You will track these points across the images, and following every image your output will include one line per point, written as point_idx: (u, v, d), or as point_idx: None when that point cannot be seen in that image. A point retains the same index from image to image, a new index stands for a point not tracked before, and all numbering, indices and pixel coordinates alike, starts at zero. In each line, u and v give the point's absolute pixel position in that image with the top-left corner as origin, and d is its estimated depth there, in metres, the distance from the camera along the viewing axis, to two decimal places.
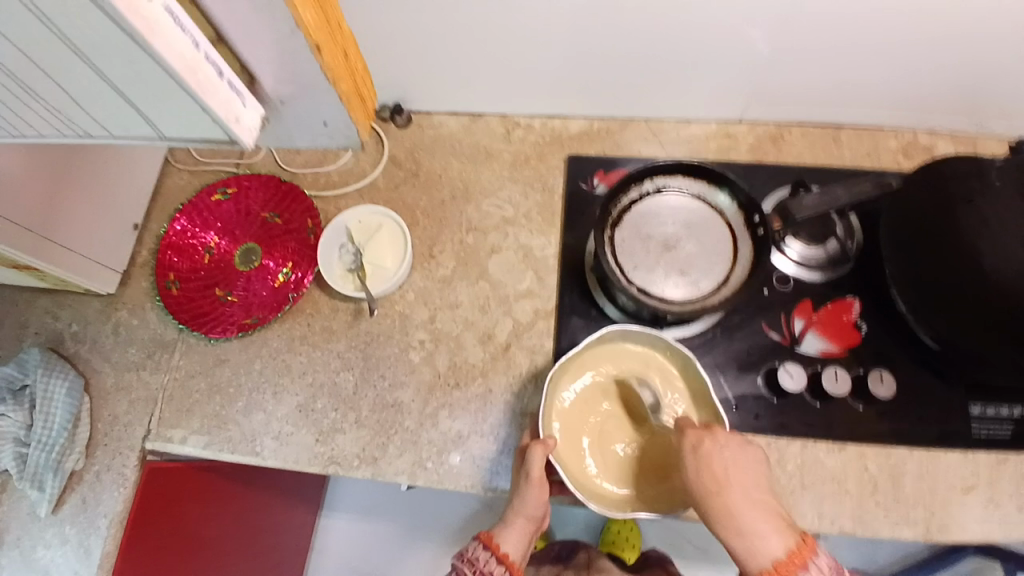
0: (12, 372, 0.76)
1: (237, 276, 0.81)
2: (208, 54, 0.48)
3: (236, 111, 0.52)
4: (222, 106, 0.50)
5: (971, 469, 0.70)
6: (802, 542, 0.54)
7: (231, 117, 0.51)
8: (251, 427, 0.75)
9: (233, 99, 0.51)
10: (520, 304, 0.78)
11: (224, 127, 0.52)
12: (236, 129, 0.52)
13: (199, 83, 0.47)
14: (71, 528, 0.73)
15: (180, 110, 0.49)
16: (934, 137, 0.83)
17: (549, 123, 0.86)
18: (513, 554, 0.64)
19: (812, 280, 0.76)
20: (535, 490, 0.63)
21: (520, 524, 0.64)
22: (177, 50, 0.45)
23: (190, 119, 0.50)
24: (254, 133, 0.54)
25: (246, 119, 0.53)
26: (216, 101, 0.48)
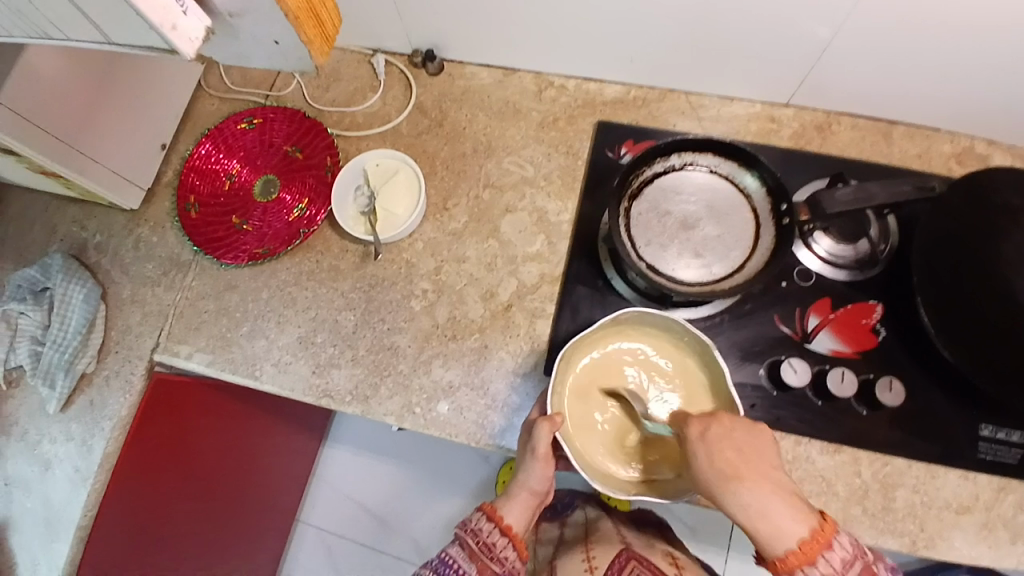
0: (35, 274, 0.80)
1: (255, 206, 0.82)
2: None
3: (170, 14, 0.38)
4: (151, 6, 0.37)
5: (970, 491, 0.67)
6: (822, 523, 0.53)
7: (168, 24, 0.38)
8: (252, 352, 0.77)
9: (171, 2, 0.38)
10: (528, 266, 0.77)
11: (156, 32, 0.39)
12: (171, 39, 0.39)
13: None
14: (76, 426, 0.78)
15: (104, 1, 0.37)
16: (990, 146, 0.77)
17: (583, 86, 0.83)
18: (516, 526, 0.66)
19: (836, 280, 0.72)
20: (542, 464, 0.63)
21: (523, 497, 0.65)
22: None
23: (115, 8, 0.38)
24: (197, 43, 0.40)
25: (183, 25, 0.39)
26: (157, 11, 0.37)
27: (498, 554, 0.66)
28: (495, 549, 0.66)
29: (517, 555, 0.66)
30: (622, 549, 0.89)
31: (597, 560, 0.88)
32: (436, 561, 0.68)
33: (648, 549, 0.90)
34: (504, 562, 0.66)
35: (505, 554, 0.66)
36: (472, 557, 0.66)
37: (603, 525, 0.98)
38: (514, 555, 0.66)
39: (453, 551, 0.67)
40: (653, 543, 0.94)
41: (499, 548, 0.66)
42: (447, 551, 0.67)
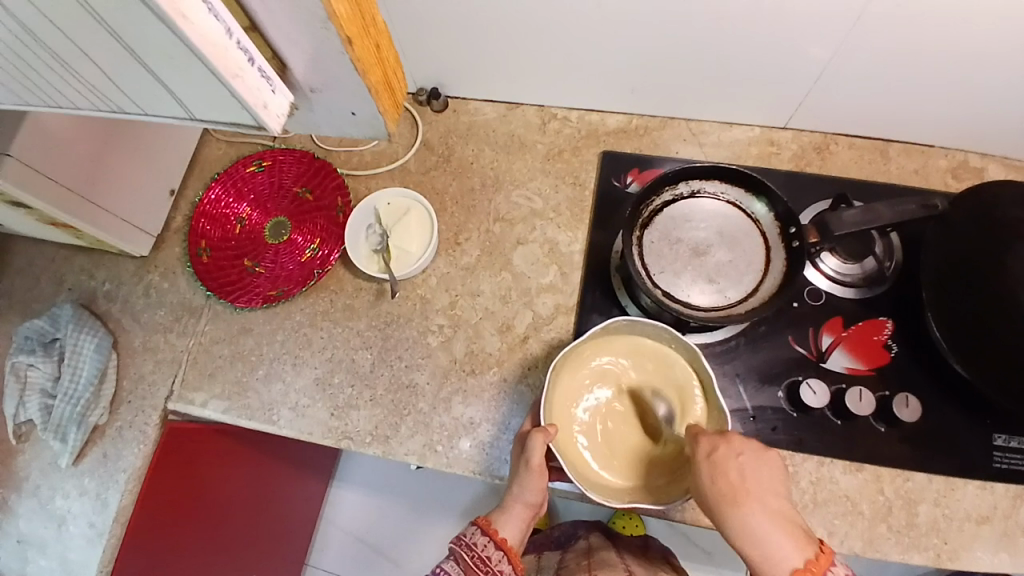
0: (45, 325, 0.79)
1: (266, 249, 0.82)
2: (241, 38, 0.38)
3: (262, 94, 0.41)
4: (248, 90, 0.39)
5: (987, 501, 0.67)
6: (818, 553, 0.53)
7: (260, 104, 0.41)
8: (269, 397, 0.77)
9: (262, 83, 0.40)
10: (542, 297, 0.77)
11: (247, 110, 0.41)
12: (262, 117, 0.41)
13: (229, 68, 0.37)
14: (90, 481, 0.76)
15: (200, 85, 0.39)
16: (984, 160, 0.79)
17: (586, 116, 0.85)
18: (510, 539, 0.65)
19: (844, 298, 0.73)
20: (536, 476, 0.63)
21: (518, 510, 0.65)
22: (211, 37, 0.35)
23: (209, 90, 0.39)
24: (283, 118, 0.43)
25: (273, 103, 0.42)
26: (251, 93, 0.39)
27: (493, 567, 0.65)
28: (491, 562, 0.65)
29: (513, 569, 0.66)
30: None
31: None
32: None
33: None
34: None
35: (500, 568, 0.65)
36: (467, 572, 0.65)
37: (606, 551, 0.95)
38: (508, 569, 0.66)
39: (447, 566, 0.66)
40: (657, 574, 0.91)
41: (494, 562, 0.65)
42: (440, 565, 0.66)
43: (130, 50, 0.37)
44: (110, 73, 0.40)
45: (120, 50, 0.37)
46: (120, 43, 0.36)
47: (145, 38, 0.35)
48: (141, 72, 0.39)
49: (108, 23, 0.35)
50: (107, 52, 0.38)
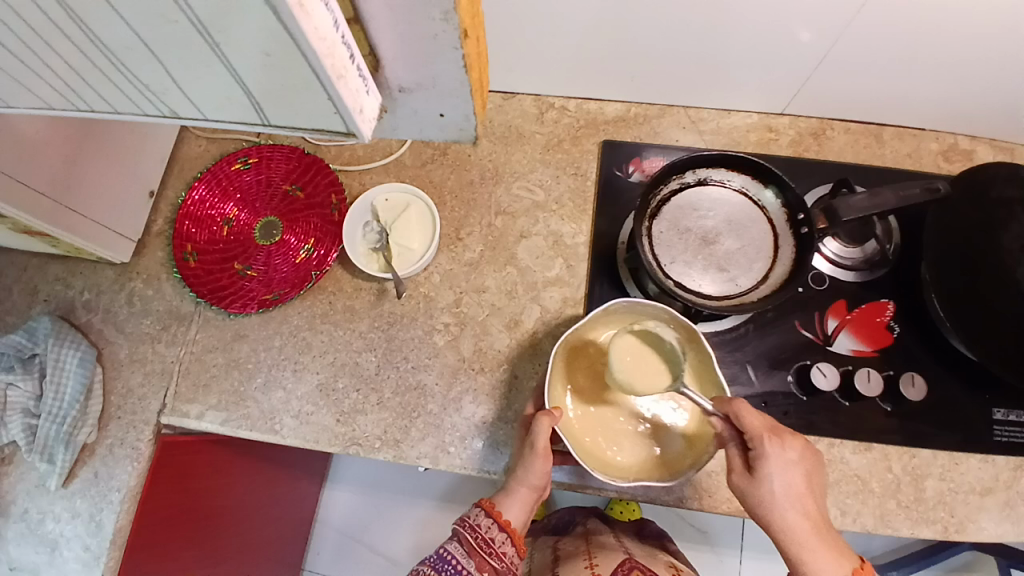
0: (19, 340, 0.74)
1: (257, 250, 0.78)
2: (346, 34, 0.34)
3: (359, 97, 0.37)
4: (349, 92, 0.36)
5: (991, 473, 0.69)
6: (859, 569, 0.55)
7: (356, 108, 0.37)
8: (270, 405, 0.74)
9: (360, 85, 0.37)
10: (549, 291, 0.76)
11: (340, 114, 0.37)
12: (357, 122, 0.37)
13: (336, 68, 0.33)
14: (82, 502, 0.72)
15: (293, 87, 0.35)
16: (973, 141, 0.81)
17: (584, 106, 0.83)
18: (514, 522, 0.63)
19: (847, 281, 0.74)
20: (542, 462, 0.61)
21: (523, 494, 0.62)
22: (324, 32, 0.31)
23: (301, 91, 0.36)
24: (374, 122, 0.39)
25: (367, 107, 0.38)
26: (352, 95, 0.36)
27: (497, 550, 0.63)
28: (494, 544, 0.63)
29: (515, 551, 0.64)
30: (625, 559, 0.83)
31: (600, 567, 0.82)
32: (434, 557, 0.65)
33: (651, 561, 0.84)
34: (502, 557, 0.63)
35: (504, 551, 0.63)
36: (471, 554, 0.63)
37: (605, 535, 0.92)
38: (512, 551, 0.64)
39: (451, 548, 0.64)
40: (655, 555, 0.88)
41: (497, 544, 0.63)
42: (444, 547, 0.64)
43: (218, 46, 0.33)
44: (178, 71, 0.36)
45: (206, 55, 0.34)
46: (207, 36, 0.32)
47: (243, 32, 0.31)
48: (224, 72, 0.35)
49: (195, 11, 0.31)
50: (184, 49, 0.34)
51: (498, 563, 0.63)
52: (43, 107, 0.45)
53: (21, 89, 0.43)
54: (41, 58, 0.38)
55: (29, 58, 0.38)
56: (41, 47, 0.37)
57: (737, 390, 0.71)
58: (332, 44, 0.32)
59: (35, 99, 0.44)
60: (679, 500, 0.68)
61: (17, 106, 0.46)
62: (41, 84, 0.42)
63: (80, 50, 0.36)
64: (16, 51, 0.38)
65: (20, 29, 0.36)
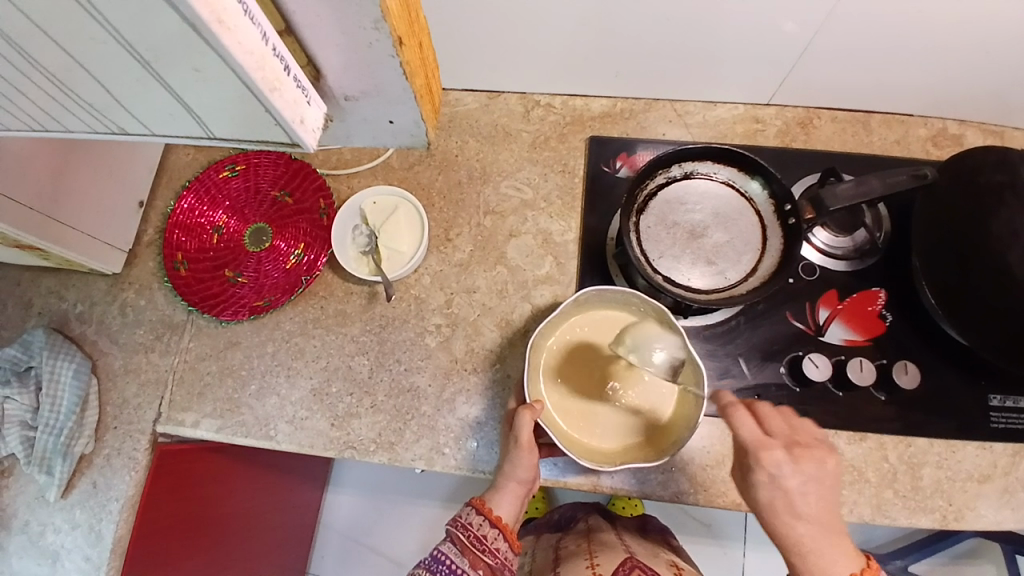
0: (16, 353, 0.74)
1: (248, 257, 0.79)
2: (276, 45, 0.34)
3: (299, 108, 0.37)
4: (286, 104, 0.36)
5: (988, 460, 0.69)
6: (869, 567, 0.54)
7: (296, 119, 0.37)
8: (265, 412, 0.74)
9: (299, 96, 0.37)
10: (539, 289, 0.76)
11: (282, 126, 0.38)
12: (299, 133, 0.38)
13: (268, 81, 0.34)
14: (81, 513, 0.72)
15: (230, 101, 0.36)
16: (962, 126, 0.81)
17: (570, 102, 0.83)
18: (505, 516, 0.63)
19: (838, 270, 0.74)
20: (528, 455, 0.62)
21: (511, 488, 0.63)
22: (251, 46, 0.32)
23: (238, 105, 0.36)
24: (318, 132, 0.40)
25: (310, 116, 0.38)
26: (289, 106, 0.36)
27: (490, 545, 0.63)
28: (487, 541, 0.63)
29: (509, 546, 0.64)
30: (626, 557, 0.83)
31: (601, 566, 0.82)
32: (429, 558, 0.64)
33: (652, 559, 0.84)
34: (497, 553, 0.63)
35: (497, 545, 0.63)
36: (464, 552, 0.63)
37: (607, 532, 0.92)
38: (506, 546, 0.64)
39: (444, 548, 0.64)
40: (657, 553, 0.88)
41: (490, 539, 0.63)
42: (437, 548, 0.64)
43: (150, 66, 0.33)
44: (118, 91, 0.36)
45: (142, 74, 0.34)
46: (136, 55, 0.32)
47: (171, 48, 0.31)
48: (162, 89, 0.36)
49: (122, 32, 0.31)
50: (118, 67, 0.34)
51: (492, 559, 0.63)
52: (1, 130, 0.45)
53: None
54: None
55: None
56: None
57: (730, 382, 0.71)
58: (261, 56, 0.33)
59: None
60: (675, 495, 0.68)
61: None
62: None
63: (24, 74, 0.36)
64: None
65: None
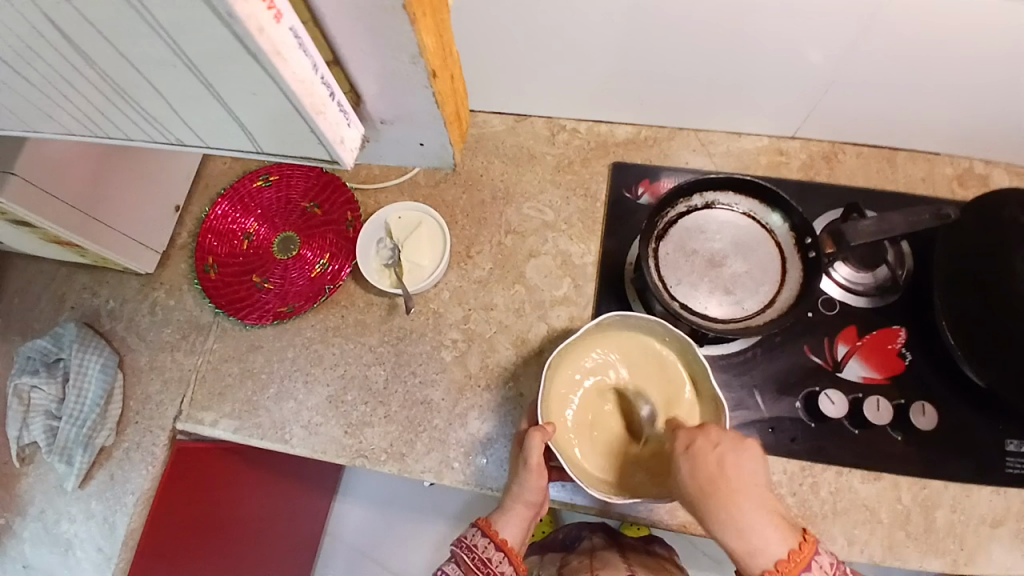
0: (47, 345, 0.77)
1: (275, 263, 0.81)
2: (325, 74, 0.36)
3: (341, 129, 0.40)
4: (329, 126, 0.38)
5: (1003, 504, 0.67)
6: (802, 542, 0.52)
7: (337, 139, 0.40)
8: (281, 415, 0.75)
9: (341, 119, 0.40)
10: (556, 309, 0.77)
11: (323, 145, 0.40)
12: (339, 152, 0.41)
13: (315, 105, 0.36)
14: (98, 504, 0.74)
15: (282, 123, 0.38)
16: (989, 166, 0.80)
17: (595, 128, 0.85)
18: (511, 540, 0.63)
19: (858, 306, 0.74)
20: (535, 476, 0.62)
21: (518, 510, 0.63)
22: (302, 74, 0.34)
23: (285, 125, 0.38)
24: (355, 152, 0.42)
25: (348, 138, 0.41)
26: (332, 129, 0.39)
27: (494, 570, 0.63)
28: (491, 564, 0.63)
29: (514, 569, 0.63)
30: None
31: None
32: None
33: None
34: None
35: (501, 570, 0.63)
36: (467, 574, 0.63)
37: (609, 551, 0.91)
38: (510, 569, 0.63)
39: (448, 568, 0.64)
40: (659, 571, 0.87)
41: (494, 564, 0.63)
42: (441, 568, 0.64)
43: (210, 85, 0.35)
44: (180, 106, 0.39)
45: (201, 91, 0.36)
46: (199, 75, 0.35)
47: (233, 73, 0.34)
48: (219, 107, 0.38)
49: (189, 55, 0.33)
50: (181, 85, 0.36)
51: None
52: (61, 134, 0.48)
53: (41, 117, 0.46)
54: (57, 93, 0.41)
55: (51, 93, 0.41)
56: (56, 81, 0.39)
57: (744, 414, 0.71)
58: (310, 83, 0.35)
59: (57, 128, 0.47)
60: (683, 524, 0.67)
61: (39, 132, 0.49)
62: (55, 112, 0.44)
63: (92, 86, 0.39)
64: (36, 84, 0.40)
65: (41, 69, 0.38)
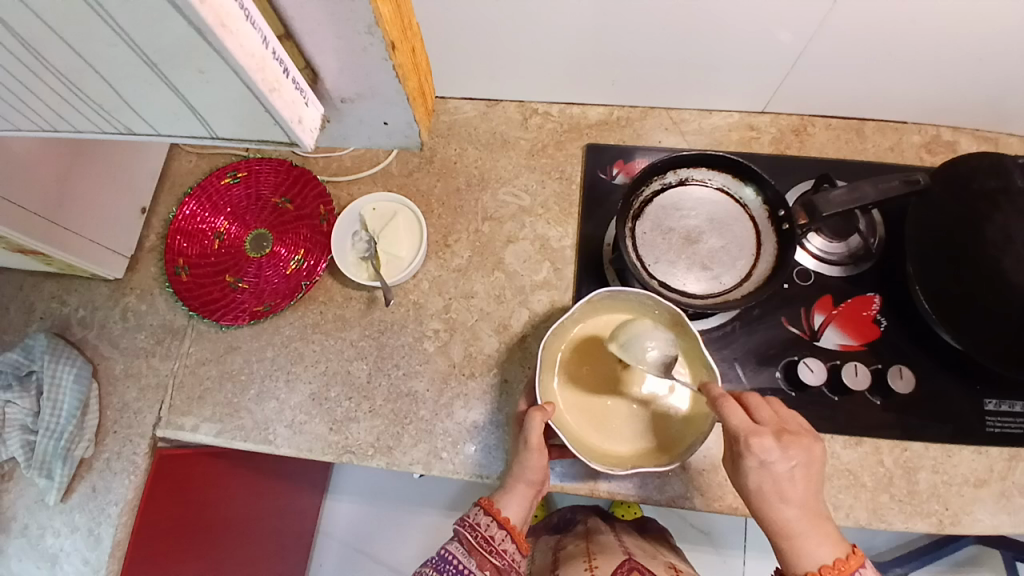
0: (18, 357, 0.75)
1: (248, 262, 0.79)
2: (275, 48, 0.35)
3: (297, 108, 0.39)
4: (285, 104, 0.37)
5: (984, 464, 0.69)
6: (849, 554, 0.53)
7: (295, 119, 0.39)
8: (263, 416, 0.74)
9: (296, 96, 0.38)
10: (537, 294, 0.77)
11: (282, 127, 0.39)
12: (297, 133, 0.39)
13: (268, 82, 0.35)
14: (81, 516, 0.73)
15: (238, 104, 0.37)
16: (956, 133, 0.81)
17: (567, 110, 0.84)
18: (514, 517, 0.63)
19: (833, 276, 0.75)
20: (536, 455, 0.62)
21: (521, 489, 0.63)
22: (251, 49, 0.33)
23: (240, 105, 0.37)
24: (315, 131, 0.41)
25: (306, 117, 0.40)
26: (288, 106, 0.38)
27: (498, 547, 0.63)
28: (494, 542, 0.63)
29: (516, 548, 0.63)
30: (625, 558, 0.82)
31: (600, 568, 0.81)
32: (437, 558, 0.64)
33: (649, 559, 0.84)
34: (504, 555, 0.63)
35: (505, 548, 0.63)
36: (472, 552, 0.63)
37: (605, 534, 0.91)
38: (513, 548, 0.63)
39: (452, 547, 0.64)
40: (655, 555, 0.88)
41: (498, 542, 0.63)
42: (445, 547, 0.64)
43: (156, 66, 0.34)
44: (128, 92, 0.38)
45: (147, 73, 0.35)
46: (144, 57, 0.34)
47: (182, 52, 0.33)
48: (169, 90, 0.37)
49: (131, 36, 0.32)
50: (126, 69, 0.35)
51: (500, 559, 0.63)
52: (13, 131, 0.46)
53: None
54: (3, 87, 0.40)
55: None
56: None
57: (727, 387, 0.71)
58: (261, 57, 0.34)
59: (4, 123, 0.45)
60: (671, 499, 0.68)
61: None
62: (6, 109, 0.42)
63: (33, 74, 0.37)
64: None
65: None
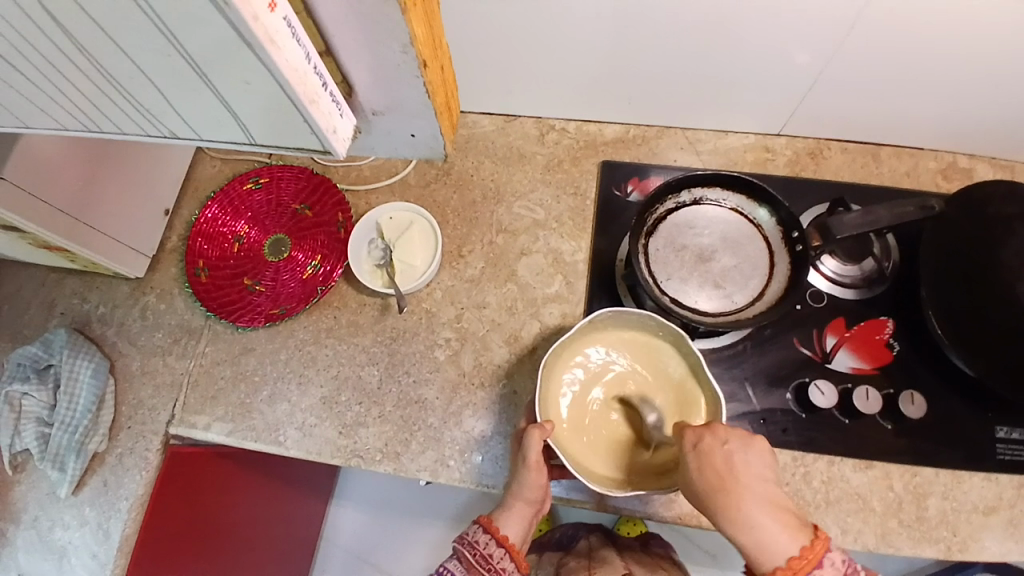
0: (38, 351, 0.77)
1: (266, 266, 0.81)
2: (317, 63, 0.37)
3: (333, 119, 0.40)
4: (322, 116, 0.39)
5: (994, 492, 0.68)
6: (812, 539, 0.52)
7: (330, 129, 0.40)
8: (274, 417, 0.75)
9: (333, 108, 0.40)
10: (548, 307, 0.78)
11: (317, 135, 0.41)
12: (330, 141, 0.41)
13: (308, 94, 0.37)
14: (90, 511, 0.74)
15: (277, 114, 0.39)
16: (972, 160, 0.82)
17: (584, 127, 0.85)
18: (512, 537, 0.63)
19: (846, 298, 0.75)
20: (534, 474, 0.62)
21: (519, 508, 0.63)
22: (295, 63, 0.35)
23: (278, 114, 0.39)
24: (347, 142, 0.43)
25: (341, 128, 0.42)
26: (325, 118, 0.39)
27: (496, 566, 0.63)
28: (493, 560, 0.63)
29: (515, 566, 0.63)
30: None
31: None
32: None
33: None
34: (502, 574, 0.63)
35: (503, 566, 0.63)
36: (470, 570, 0.63)
37: (607, 551, 0.91)
38: (512, 566, 0.63)
39: (451, 565, 0.64)
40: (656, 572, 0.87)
41: (496, 560, 0.63)
42: (444, 564, 0.64)
43: (204, 75, 0.36)
44: (173, 96, 0.39)
45: (194, 80, 0.37)
46: (194, 65, 0.35)
47: (228, 63, 0.34)
48: (213, 97, 0.38)
49: (184, 45, 0.34)
50: (175, 74, 0.37)
51: None
52: (60, 129, 0.48)
53: (38, 112, 0.45)
54: (55, 89, 0.41)
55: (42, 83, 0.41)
56: (53, 74, 0.40)
57: (736, 406, 0.71)
58: (303, 72, 0.36)
59: (51, 121, 0.47)
60: (677, 517, 0.68)
61: (32, 128, 0.49)
62: (55, 108, 0.44)
63: (87, 77, 0.39)
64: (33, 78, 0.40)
65: (41, 64, 0.38)
